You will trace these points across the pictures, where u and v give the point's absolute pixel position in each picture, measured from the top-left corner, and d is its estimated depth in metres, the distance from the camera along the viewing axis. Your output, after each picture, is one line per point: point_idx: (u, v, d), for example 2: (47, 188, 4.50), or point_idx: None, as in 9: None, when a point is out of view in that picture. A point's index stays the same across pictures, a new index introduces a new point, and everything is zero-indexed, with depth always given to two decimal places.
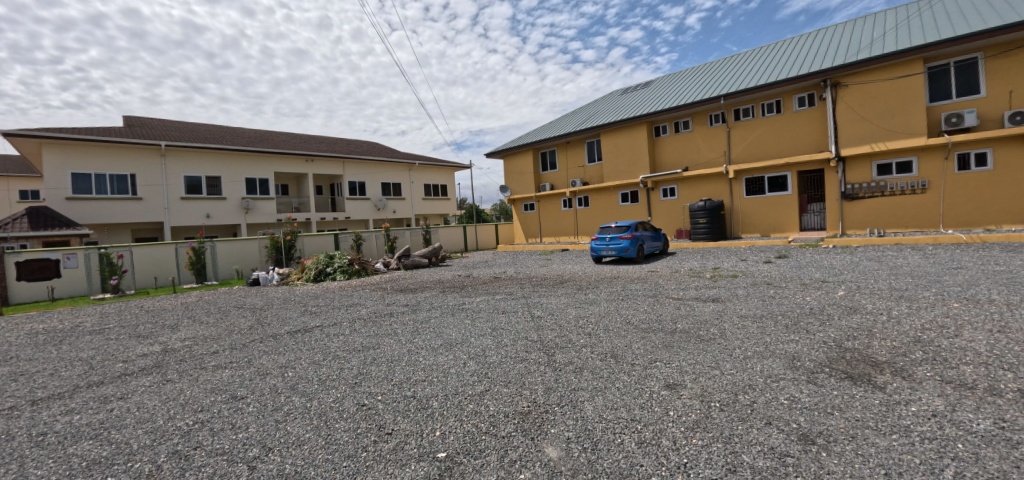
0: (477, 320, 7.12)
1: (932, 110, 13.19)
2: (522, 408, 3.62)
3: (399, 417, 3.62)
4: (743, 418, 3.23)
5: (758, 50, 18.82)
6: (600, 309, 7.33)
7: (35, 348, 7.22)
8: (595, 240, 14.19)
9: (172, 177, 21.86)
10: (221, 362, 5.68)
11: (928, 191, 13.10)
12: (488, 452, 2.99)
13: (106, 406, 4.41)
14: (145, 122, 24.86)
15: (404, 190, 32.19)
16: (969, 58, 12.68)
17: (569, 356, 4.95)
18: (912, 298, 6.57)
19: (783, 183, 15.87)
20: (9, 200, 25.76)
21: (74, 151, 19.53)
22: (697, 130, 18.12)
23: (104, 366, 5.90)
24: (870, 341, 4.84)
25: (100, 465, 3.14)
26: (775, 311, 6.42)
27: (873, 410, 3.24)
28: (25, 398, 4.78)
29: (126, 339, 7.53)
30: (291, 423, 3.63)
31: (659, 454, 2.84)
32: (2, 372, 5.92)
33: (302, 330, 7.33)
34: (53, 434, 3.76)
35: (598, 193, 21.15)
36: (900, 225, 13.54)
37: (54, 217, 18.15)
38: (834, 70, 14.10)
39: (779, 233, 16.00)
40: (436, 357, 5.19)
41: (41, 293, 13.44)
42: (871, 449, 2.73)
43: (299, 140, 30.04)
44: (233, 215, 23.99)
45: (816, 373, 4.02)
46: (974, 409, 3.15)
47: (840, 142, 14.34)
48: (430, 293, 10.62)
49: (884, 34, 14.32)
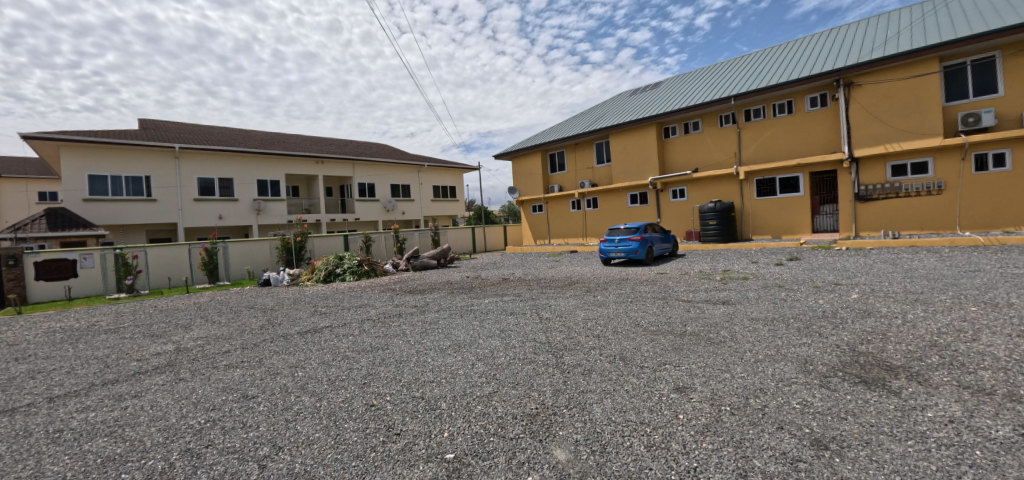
0: (485, 322, 7.11)
1: (948, 110, 12.96)
2: (531, 410, 3.61)
3: (407, 417, 3.63)
4: (754, 423, 3.18)
5: (769, 50, 18.63)
6: (609, 311, 7.31)
7: (52, 346, 7.37)
8: (604, 241, 14.12)
9: (186, 179, 22.23)
10: (232, 361, 5.76)
11: (944, 192, 12.86)
12: (496, 454, 2.99)
13: (120, 404, 4.47)
14: (160, 125, 25.30)
15: (413, 192, 32.35)
16: (985, 57, 12.44)
17: (578, 358, 4.94)
18: (928, 302, 6.44)
19: (795, 184, 15.68)
20: (28, 201, 26.41)
21: (91, 154, 19.95)
22: (706, 131, 17.98)
23: (119, 364, 6.00)
24: (885, 345, 4.76)
25: (114, 463, 3.19)
26: (787, 314, 6.32)
27: (888, 415, 3.18)
28: (42, 396, 4.87)
29: (141, 338, 7.66)
30: (301, 423, 3.66)
31: (669, 457, 2.81)
32: (21, 370, 6.04)
33: (312, 330, 7.40)
34: (70, 431, 3.83)
35: (607, 194, 21.08)
36: (915, 227, 13.30)
37: (71, 218, 18.51)
38: (846, 70, 13.91)
39: (790, 235, 15.81)
40: (444, 359, 5.19)
41: (58, 293, 13.73)
42: (887, 455, 2.68)
43: (310, 142, 30.38)
44: (245, 216, 24.30)
45: (829, 378, 3.95)
46: (993, 416, 3.08)
47: (853, 143, 14.14)
48: (439, 294, 10.66)
49: (898, 33, 14.10)
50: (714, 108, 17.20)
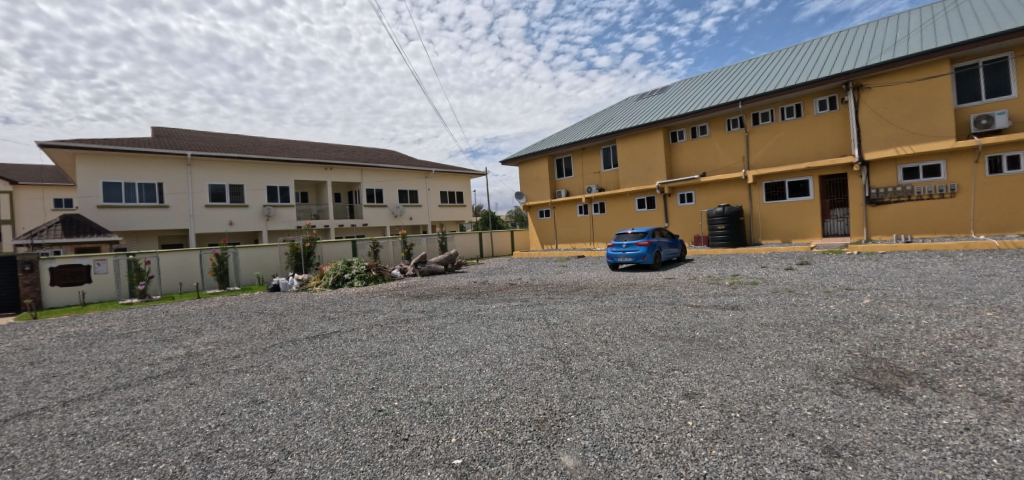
0: (493, 327, 7.13)
1: (961, 112, 12.80)
2: (538, 416, 3.60)
3: (415, 423, 3.64)
4: (765, 429, 3.15)
5: (777, 53, 18.55)
6: (616, 316, 7.28)
7: (66, 351, 7.48)
8: (611, 247, 14.08)
9: (197, 186, 22.53)
10: (242, 366, 5.81)
11: (958, 195, 12.66)
12: (504, 459, 2.98)
13: (132, 408, 4.53)
14: (172, 132, 25.74)
15: (421, 197, 32.52)
16: (998, 58, 12.26)
17: (586, 363, 4.91)
18: (942, 307, 6.33)
19: (804, 188, 15.56)
20: (44, 208, 26.93)
21: (105, 161, 20.32)
22: (714, 135, 17.90)
23: (131, 369, 6.08)
24: (898, 350, 4.69)
25: (126, 466, 3.23)
26: (798, 319, 6.26)
27: (902, 423, 3.13)
28: (55, 400, 4.95)
29: (152, 342, 7.74)
30: (310, 428, 3.68)
31: (679, 465, 2.78)
32: (36, 374, 6.16)
33: (321, 335, 7.46)
34: (83, 435, 3.89)
35: (614, 199, 21.05)
36: (928, 231, 13.10)
37: (86, 225, 18.82)
38: (855, 73, 13.80)
39: (801, 239, 15.64)
40: (452, 364, 5.20)
41: (72, 298, 13.93)
42: (901, 463, 2.63)
43: (319, 149, 30.69)
44: (255, 222, 24.59)
45: (840, 384, 3.89)
46: (1010, 423, 3.01)
47: (863, 146, 14.00)
48: (446, 299, 10.69)
49: (909, 34, 13.97)
50: (721, 112, 17.13)
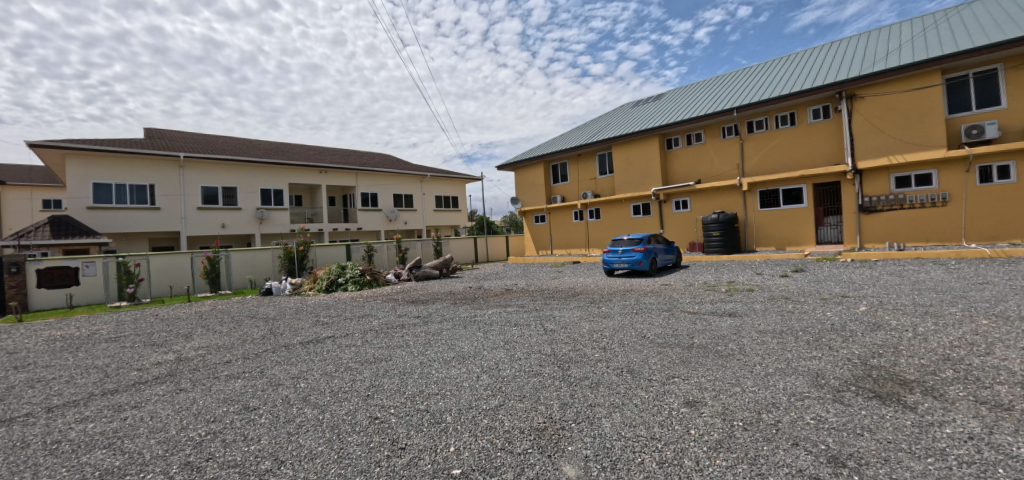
0: (489, 333, 7.02)
1: (951, 121, 12.98)
2: (538, 425, 3.54)
3: (412, 431, 3.56)
4: (767, 439, 3.10)
5: (772, 61, 18.74)
6: (613, 323, 7.20)
7: (52, 355, 7.32)
8: (607, 252, 14.07)
9: (189, 188, 22.31)
10: (233, 372, 5.70)
11: (949, 203, 12.81)
12: (504, 469, 2.91)
13: (119, 414, 4.41)
14: (165, 134, 25.53)
15: (416, 201, 32.41)
16: (988, 69, 12.47)
17: (585, 370, 4.86)
18: (938, 315, 6.35)
19: (798, 196, 15.68)
20: (31, 209, 26.47)
21: (95, 162, 20.05)
22: (709, 142, 18.03)
23: (118, 373, 5.95)
24: (897, 359, 4.67)
25: (113, 475, 3.13)
26: (795, 327, 6.23)
27: (905, 431, 3.11)
28: (41, 406, 4.82)
29: (141, 347, 7.56)
30: (303, 436, 3.59)
31: (682, 475, 2.72)
32: (20, 379, 5.99)
33: (315, 340, 7.34)
34: (67, 443, 3.76)
35: (610, 205, 21.06)
36: (920, 239, 13.23)
37: (75, 226, 18.48)
38: (849, 82, 13.94)
39: (795, 246, 15.72)
40: (449, 371, 5.13)
41: (59, 300, 13.62)
42: (906, 473, 2.59)
43: (313, 152, 30.54)
44: (248, 225, 24.32)
45: (841, 392, 3.87)
46: (1013, 432, 2.99)
47: (856, 155, 14.14)
48: (442, 304, 10.60)
49: (901, 45, 14.18)
50: (716, 119, 17.25)
